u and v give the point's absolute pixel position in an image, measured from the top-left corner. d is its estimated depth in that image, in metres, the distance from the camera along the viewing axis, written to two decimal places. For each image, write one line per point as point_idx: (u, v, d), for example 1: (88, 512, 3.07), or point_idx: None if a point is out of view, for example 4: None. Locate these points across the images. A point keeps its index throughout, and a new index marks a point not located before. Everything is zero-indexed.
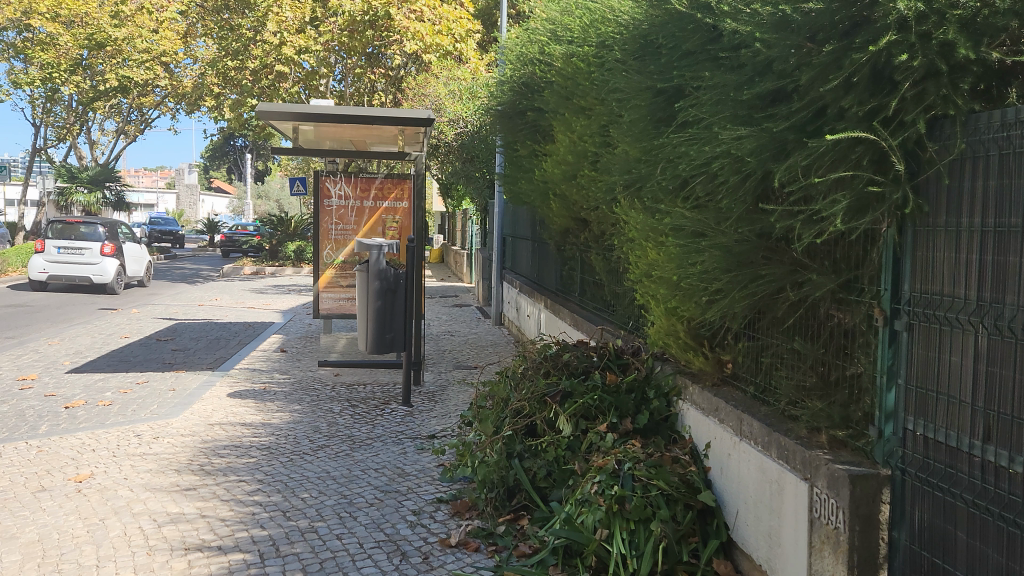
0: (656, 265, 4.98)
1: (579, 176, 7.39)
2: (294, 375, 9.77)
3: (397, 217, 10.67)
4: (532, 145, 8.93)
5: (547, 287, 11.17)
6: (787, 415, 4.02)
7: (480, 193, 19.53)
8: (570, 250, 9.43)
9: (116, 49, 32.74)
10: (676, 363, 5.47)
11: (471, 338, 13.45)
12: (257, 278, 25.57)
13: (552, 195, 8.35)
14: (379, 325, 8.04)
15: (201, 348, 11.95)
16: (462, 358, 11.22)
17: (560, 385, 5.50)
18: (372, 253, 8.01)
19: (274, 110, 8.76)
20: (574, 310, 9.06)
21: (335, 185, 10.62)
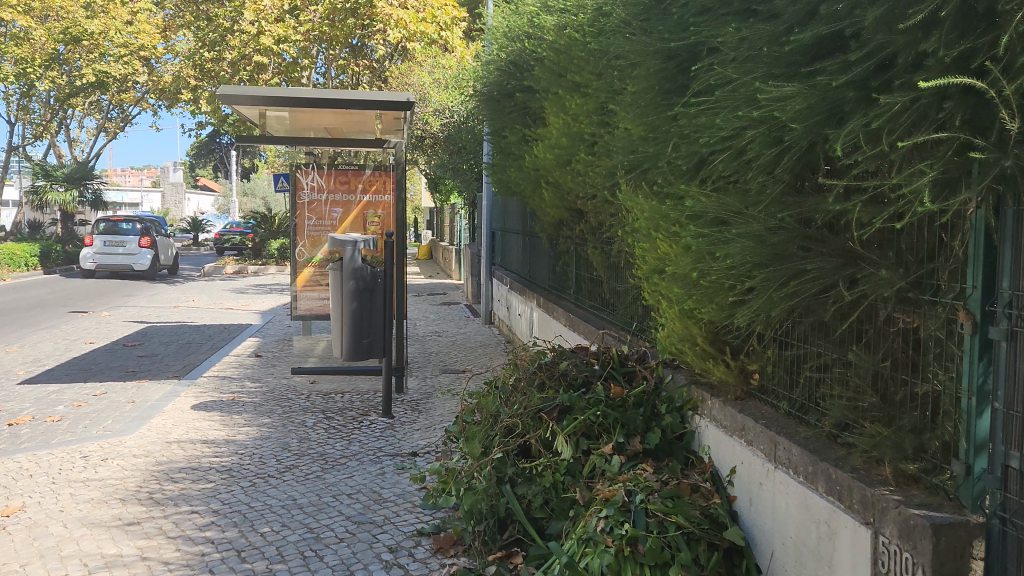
0: (668, 260, 4.27)
1: (574, 161, 6.67)
2: (266, 384, 9.02)
3: (379, 210, 9.91)
4: (522, 129, 8.19)
5: (539, 284, 10.44)
6: (834, 440, 3.32)
7: (468, 186, 18.75)
8: (564, 244, 8.71)
9: (91, 43, 31.62)
10: (689, 372, 4.77)
11: (460, 338, 12.72)
12: (239, 277, 24.73)
13: (544, 183, 7.62)
14: (356, 328, 7.29)
15: (170, 353, 11.16)
16: (450, 361, 10.49)
17: (557, 399, 4.79)
18: (346, 249, 7.24)
19: (237, 94, 7.96)
20: (569, 309, 8.33)
21: (311, 176, 9.84)
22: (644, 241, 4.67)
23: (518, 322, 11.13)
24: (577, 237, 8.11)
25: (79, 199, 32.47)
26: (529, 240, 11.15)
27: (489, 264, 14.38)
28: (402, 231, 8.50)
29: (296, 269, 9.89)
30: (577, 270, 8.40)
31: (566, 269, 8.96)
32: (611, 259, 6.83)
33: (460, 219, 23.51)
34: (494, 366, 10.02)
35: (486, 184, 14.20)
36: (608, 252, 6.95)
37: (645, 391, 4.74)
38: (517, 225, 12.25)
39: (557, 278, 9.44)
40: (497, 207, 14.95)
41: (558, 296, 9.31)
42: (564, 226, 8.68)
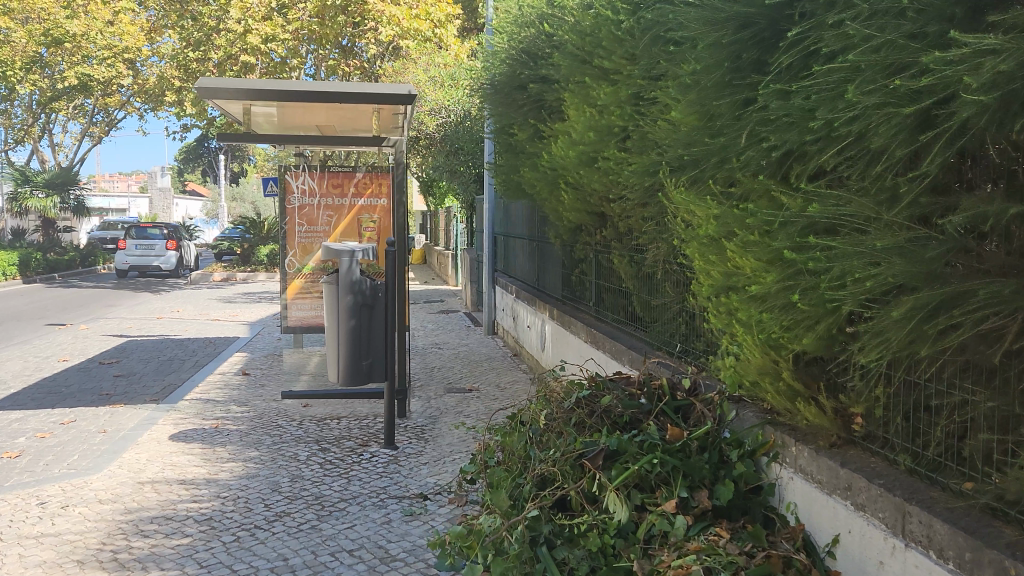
0: (745, 275, 3.49)
1: (602, 158, 5.89)
2: (254, 408, 8.17)
3: (375, 215, 9.10)
4: (537, 124, 7.39)
5: (550, 294, 9.63)
6: (996, 516, 2.55)
7: (466, 189, 17.95)
8: (582, 251, 7.91)
9: (72, 45, 30.51)
10: (760, 409, 3.99)
11: (462, 351, 11.91)
12: (227, 285, 23.83)
13: (563, 184, 6.81)
14: (354, 349, 6.46)
15: (150, 372, 10.25)
16: (454, 378, 9.69)
17: (602, 442, 3.96)
18: (343, 260, 6.41)
19: (218, 87, 7.11)
20: (589, 323, 7.52)
21: (301, 180, 9.02)
22: (707, 251, 3.88)
23: (527, 334, 10.32)
24: (600, 244, 7.31)
25: (60, 206, 31.32)
26: (538, 246, 10.34)
27: (491, 271, 13.56)
28: (402, 240, 7.68)
29: (285, 279, 9.04)
30: (599, 280, 7.60)
31: (584, 279, 8.16)
32: (644, 270, 6.04)
33: (457, 223, 22.64)
34: (503, 384, 9.21)
35: (487, 186, 13.40)
36: (640, 261, 6.15)
37: (709, 433, 3.94)
38: (524, 229, 11.44)
39: (572, 287, 8.65)
40: (499, 210, 14.14)
41: (573, 307, 8.51)
42: (583, 231, 7.87)
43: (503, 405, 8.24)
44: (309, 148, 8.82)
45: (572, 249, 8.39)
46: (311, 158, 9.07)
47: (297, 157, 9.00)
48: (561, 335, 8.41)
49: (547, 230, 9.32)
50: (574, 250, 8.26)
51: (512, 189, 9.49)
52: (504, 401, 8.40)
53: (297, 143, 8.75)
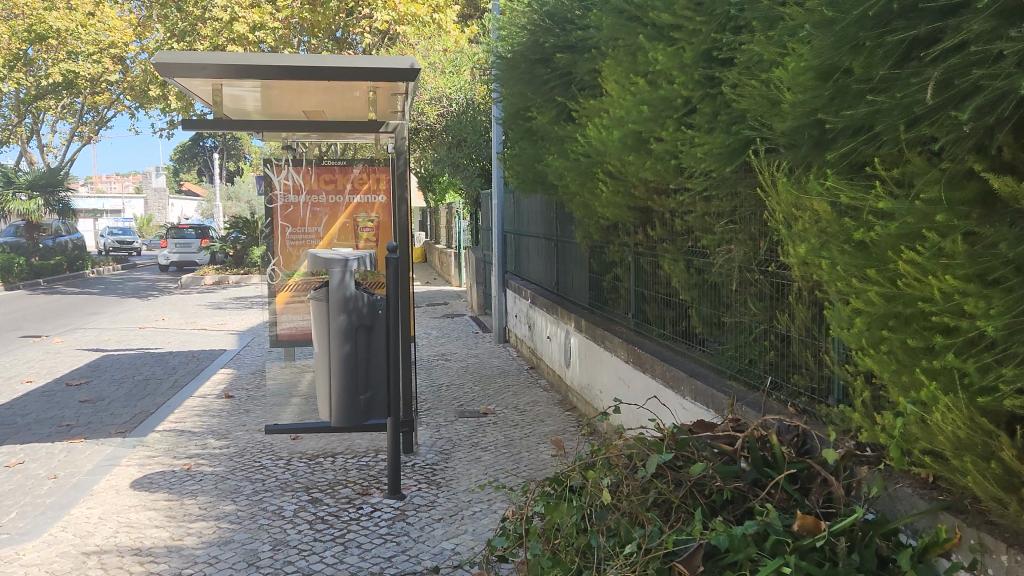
0: (939, 301, 2.32)
1: (658, 139, 4.71)
2: (235, 442, 7.00)
3: (373, 214, 7.84)
4: (566, 103, 6.21)
5: (575, 302, 8.43)
6: None
7: (470, 184, 16.80)
8: (619, 255, 6.72)
9: (56, 41, 29.18)
10: (923, 486, 2.84)
11: (471, 363, 10.76)
12: (217, 289, 22.67)
13: (602, 173, 5.62)
14: (349, 381, 5.27)
15: (120, 396, 9.02)
16: (465, 398, 8.54)
17: (701, 536, 2.76)
18: (333, 271, 5.15)
19: (180, 65, 5.87)
20: (628, 339, 6.33)
21: (289, 175, 7.81)
22: (852, 260, 2.70)
23: (546, 346, 9.14)
24: (643, 245, 6.13)
25: (45, 208, 30.09)
26: (559, 246, 9.15)
27: (502, 273, 12.35)
28: (405, 242, 6.46)
29: (272, 286, 7.80)
30: (642, 287, 6.41)
31: (620, 286, 6.97)
32: (709, 277, 4.86)
33: (459, 220, 21.40)
34: (522, 408, 8.03)
35: (495, 179, 12.22)
36: (704, 267, 4.95)
37: (856, 522, 2.75)
38: (542, 227, 10.24)
39: (602, 294, 7.47)
40: (510, 206, 12.92)
41: (606, 317, 7.32)
42: (620, 230, 6.68)
43: (525, 434, 7.06)
44: (299, 138, 7.58)
45: (604, 252, 7.19)
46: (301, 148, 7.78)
47: (284, 146, 7.70)
48: (591, 350, 7.24)
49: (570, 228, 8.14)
50: (607, 253, 7.08)
51: (532, 182, 8.30)
52: (526, 429, 7.22)
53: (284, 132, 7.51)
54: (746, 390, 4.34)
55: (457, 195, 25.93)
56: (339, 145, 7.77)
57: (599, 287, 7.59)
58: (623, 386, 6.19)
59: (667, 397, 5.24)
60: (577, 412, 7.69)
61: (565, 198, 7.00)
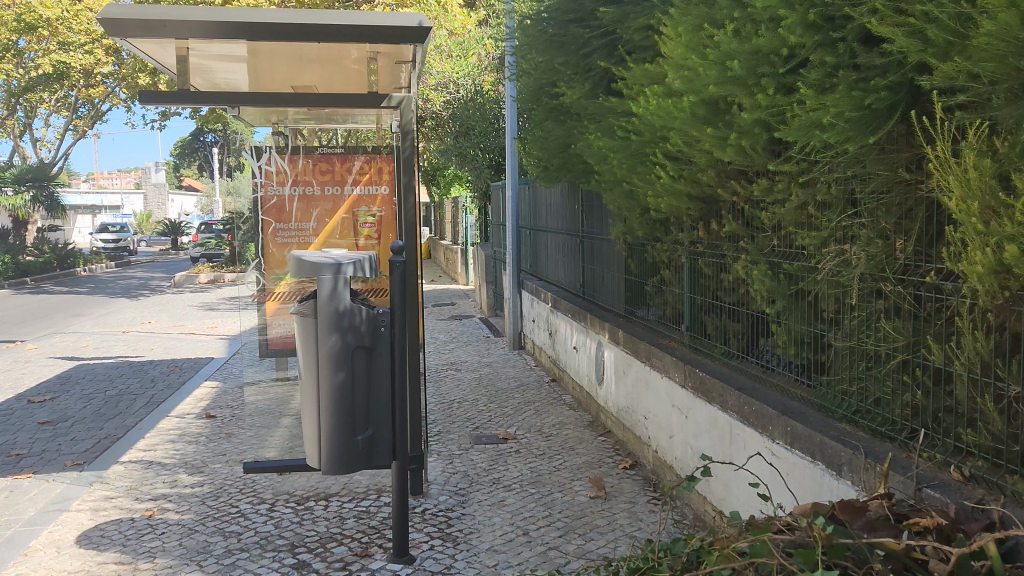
0: None
1: (747, 107, 3.58)
2: (211, 479, 5.90)
3: (374, 207, 6.60)
4: (613, 71, 5.09)
5: (608, 308, 7.31)
6: None
7: (479, 175, 15.69)
8: (671, 254, 5.57)
9: (45, 30, 27.96)
10: None
11: (484, 374, 9.67)
12: (211, 288, 21.59)
13: (661, 153, 4.47)
14: (344, 417, 4.12)
15: (87, 415, 7.92)
16: (481, 419, 7.46)
17: None
18: (323, 279, 4.04)
19: (139, 22, 4.73)
20: (681, 356, 5.22)
21: (278, 163, 6.55)
22: None
23: (572, 357, 8.03)
24: (703, 243, 5.00)
25: (33, 203, 28.95)
26: (587, 243, 8.01)
27: (516, 272, 11.21)
28: (409, 240, 5.33)
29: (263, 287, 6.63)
30: (701, 293, 5.29)
31: (668, 291, 5.85)
32: (808, 285, 3.73)
33: (466, 215, 20.30)
34: (547, 432, 6.93)
35: (510, 169, 11.12)
36: (800, 272, 3.83)
37: None
38: (566, 221, 9.09)
39: (644, 298, 6.34)
40: (526, 199, 11.77)
41: (649, 328, 6.21)
42: (672, 224, 5.55)
43: (554, 468, 5.97)
44: (292, 118, 6.39)
45: (649, 250, 6.05)
46: (294, 131, 6.52)
47: (275, 129, 6.44)
48: (629, 366, 6.13)
49: (605, 222, 7.06)
50: (654, 252, 5.95)
51: (562, 169, 7.14)
52: (554, 461, 6.12)
53: (275, 111, 6.32)
54: (872, 440, 3.22)
55: (463, 188, 24.81)
56: (338, 130, 6.59)
57: (640, 291, 6.46)
58: (677, 414, 5.09)
59: (744, 434, 4.14)
60: (613, 438, 6.62)
61: (606, 188, 5.85)
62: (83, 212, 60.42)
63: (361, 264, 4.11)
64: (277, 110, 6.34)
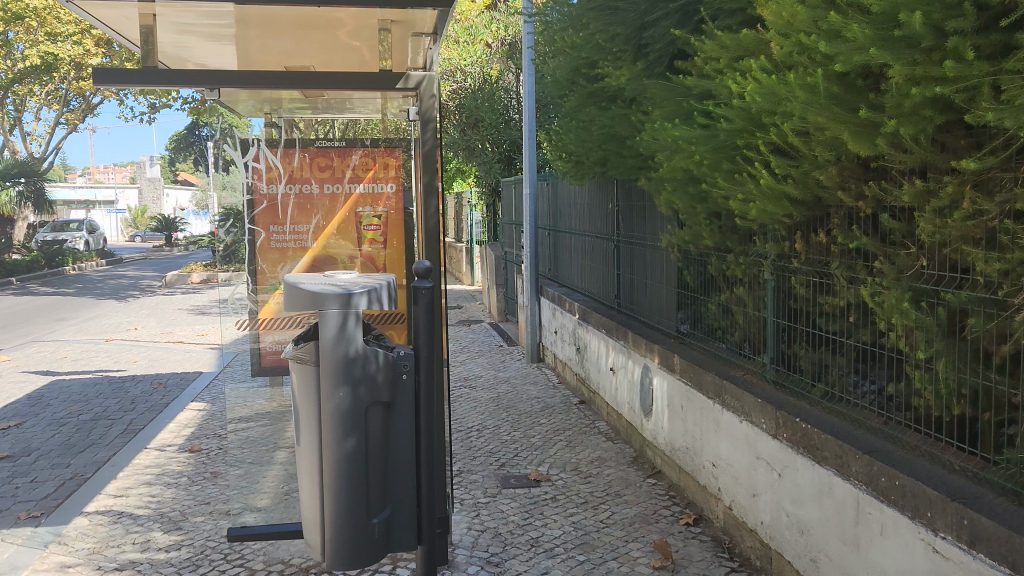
0: None
1: (921, 80, 2.59)
2: (191, 539, 4.90)
3: (379, 208, 5.39)
4: (692, 41, 4.08)
5: (654, 325, 6.33)
6: None
7: (488, 170, 14.70)
8: (751, 268, 4.58)
9: (32, 19, 26.85)
10: None
11: (503, 393, 8.68)
12: (202, 289, 20.56)
13: (765, 144, 3.47)
14: (355, 493, 3.13)
15: (51, 449, 6.89)
16: (505, 453, 6.47)
17: None
18: (327, 314, 3.04)
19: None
20: (767, 396, 4.24)
21: (269, 158, 5.24)
22: None
23: (607, 380, 7.06)
24: (801, 258, 4.00)
25: (18, 200, 27.83)
26: (628, 250, 7.01)
27: (534, 277, 10.23)
28: (429, 252, 4.34)
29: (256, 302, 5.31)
30: (792, 318, 4.31)
31: (740, 311, 4.86)
32: (990, 325, 2.74)
33: (472, 212, 19.34)
34: (586, 471, 5.95)
35: (529, 163, 10.10)
36: (969, 304, 2.86)
37: None
38: (598, 222, 8.07)
39: (706, 317, 5.37)
40: (545, 196, 10.77)
41: (712, 354, 5.22)
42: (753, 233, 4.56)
43: (602, 524, 4.98)
44: (286, 107, 5.25)
45: (716, 261, 5.05)
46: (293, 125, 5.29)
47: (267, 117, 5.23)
48: (690, 400, 5.14)
49: (653, 226, 6.08)
50: (723, 264, 4.95)
51: (608, 163, 6.12)
52: (600, 513, 5.14)
53: (269, 98, 5.15)
54: None
55: (468, 183, 23.85)
56: (336, 121, 5.44)
57: (700, 308, 5.48)
58: (765, 469, 4.11)
59: (880, 515, 3.15)
60: (664, 480, 5.65)
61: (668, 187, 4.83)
62: (76, 208, 59.28)
63: (377, 294, 3.10)
64: (271, 97, 5.16)
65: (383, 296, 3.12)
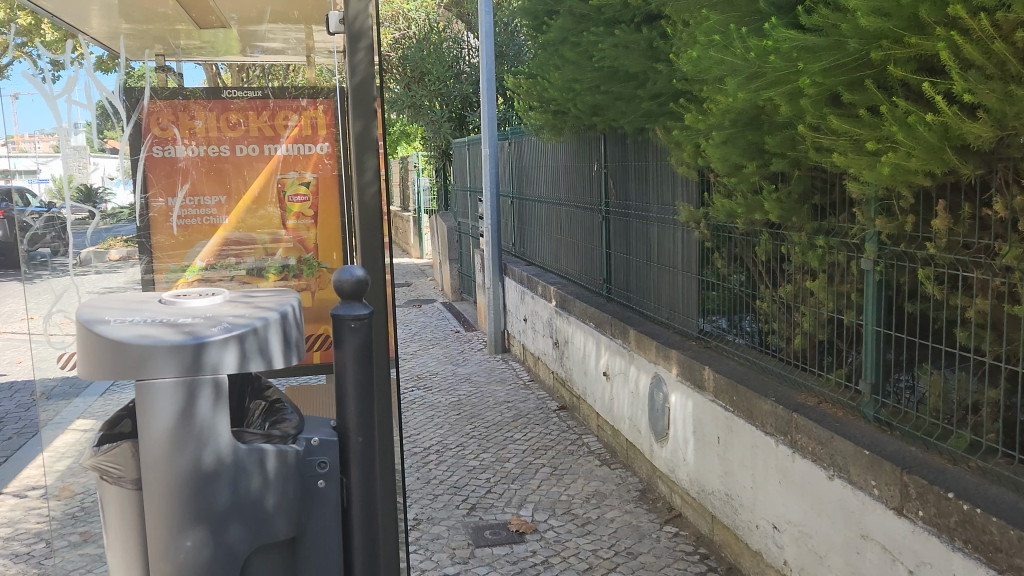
0: None
1: None
2: None
3: (307, 172, 3.44)
4: None
5: (663, 322, 4.96)
6: None
7: (437, 131, 13.06)
8: (835, 253, 3.17)
9: None
10: None
11: (465, 398, 7.24)
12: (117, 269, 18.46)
13: (939, 56, 2.07)
14: None
15: None
16: (475, 491, 5.03)
17: None
18: (155, 392, 1.53)
19: None
20: (876, 445, 2.86)
21: (162, 113, 3.36)
22: None
23: (599, 387, 5.66)
24: (938, 240, 2.60)
25: None
26: (623, 223, 5.60)
27: (498, 254, 8.76)
28: (365, 241, 2.78)
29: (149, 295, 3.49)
30: (909, 326, 2.93)
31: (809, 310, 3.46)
32: None
33: (420, 178, 17.68)
34: (583, 516, 4.56)
35: (489, 118, 8.57)
36: None
37: None
38: (580, 188, 6.59)
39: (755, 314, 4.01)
40: (506, 158, 9.23)
41: (761, 369, 3.86)
42: (844, 204, 3.17)
43: None
44: (184, 44, 3.50)
45: (774, 240, 3.63)
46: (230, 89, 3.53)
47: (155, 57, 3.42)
48: (731, 433, 3.76)
49: (669, 195, 4.66)
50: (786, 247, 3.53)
51: (611, 110, 4.63)
52: None
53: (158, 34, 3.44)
54: None
55: (414, 146, 22.09)
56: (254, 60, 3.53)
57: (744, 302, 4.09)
58: (877, 558, 2.76)
59: None
60: (688, 529, 4.30)
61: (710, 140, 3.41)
62: None
63: (259, 345, 1.57)
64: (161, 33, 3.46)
65: (275, 349, 1.59)
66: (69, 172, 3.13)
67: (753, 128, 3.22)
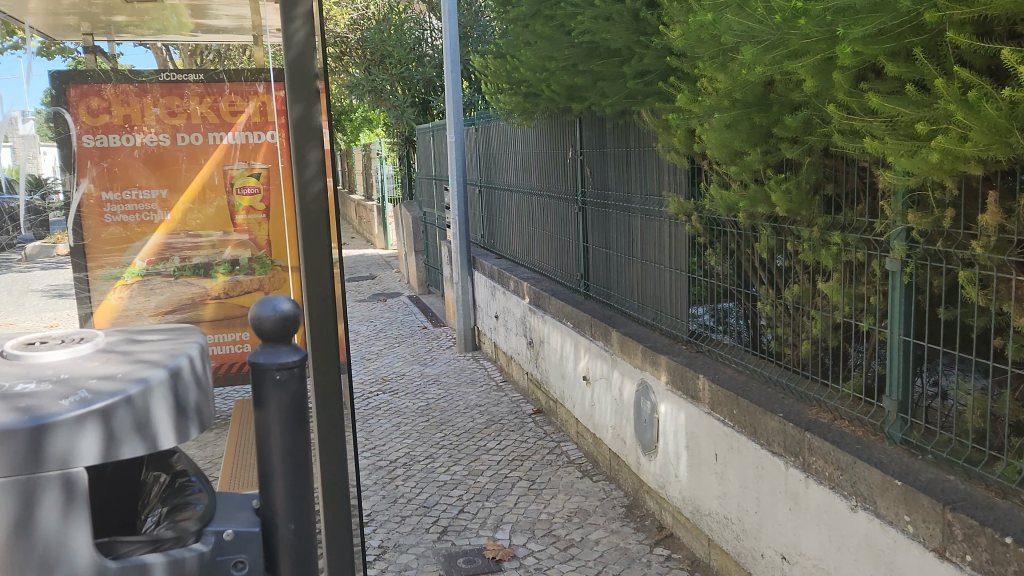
0: None
1: None
2: None
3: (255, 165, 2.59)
4: None
5: (649, 323, 4.56)
6: None
7: (400, 116, 12.49)
8: (854, 252, 2.79)
9: None
10: None
11: (434, 402, 6.79)
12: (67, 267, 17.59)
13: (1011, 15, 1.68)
14: None
15: None
16: (446, 511, 4.60)
17: None
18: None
19: None
20: (907, 471, 2.49)
21: (96, 96, 2.42)
22: None
23: (579, 392, 5.27)
24: (985, 242, 2.24)
25: None
26: (602, 215, 5.18)
27: (466, 246, 8.30)
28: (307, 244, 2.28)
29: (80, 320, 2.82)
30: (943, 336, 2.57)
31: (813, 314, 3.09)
32: None
33: (382, 166, 17.06)
34: (566, 538, 4.16)
35: (455, 103, 8.08)
36: None
37: None
38: (553, 177, 6.15)
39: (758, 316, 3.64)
40: (473, 144, 8.75)
41: (763, 379, 3.47)
42: (865, 195, 2.79)
43: None
44: None
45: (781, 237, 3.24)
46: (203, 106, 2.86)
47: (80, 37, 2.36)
48: (733, 451, 3.37)
49: (656, 186, 4.25)
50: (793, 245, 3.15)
51: (591, 91, 4.17)
52: None
53: None
54: None
55: (376, 133, 21.41)
56: (218, 46, 2.51)
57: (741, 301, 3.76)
58: None
59: None
60: (681, 551, 3.92)
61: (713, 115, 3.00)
62: None
63: (115, 438, 1.32)
64: None
65: (160, 425, 1.37)
66: (19, 163, 2.26)
67: (760, 109, 2.81)
